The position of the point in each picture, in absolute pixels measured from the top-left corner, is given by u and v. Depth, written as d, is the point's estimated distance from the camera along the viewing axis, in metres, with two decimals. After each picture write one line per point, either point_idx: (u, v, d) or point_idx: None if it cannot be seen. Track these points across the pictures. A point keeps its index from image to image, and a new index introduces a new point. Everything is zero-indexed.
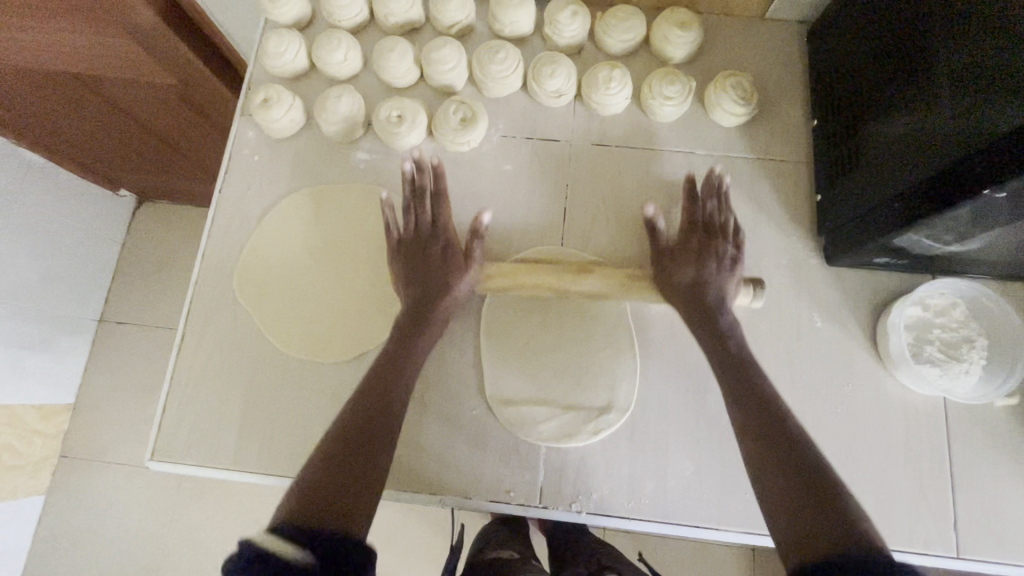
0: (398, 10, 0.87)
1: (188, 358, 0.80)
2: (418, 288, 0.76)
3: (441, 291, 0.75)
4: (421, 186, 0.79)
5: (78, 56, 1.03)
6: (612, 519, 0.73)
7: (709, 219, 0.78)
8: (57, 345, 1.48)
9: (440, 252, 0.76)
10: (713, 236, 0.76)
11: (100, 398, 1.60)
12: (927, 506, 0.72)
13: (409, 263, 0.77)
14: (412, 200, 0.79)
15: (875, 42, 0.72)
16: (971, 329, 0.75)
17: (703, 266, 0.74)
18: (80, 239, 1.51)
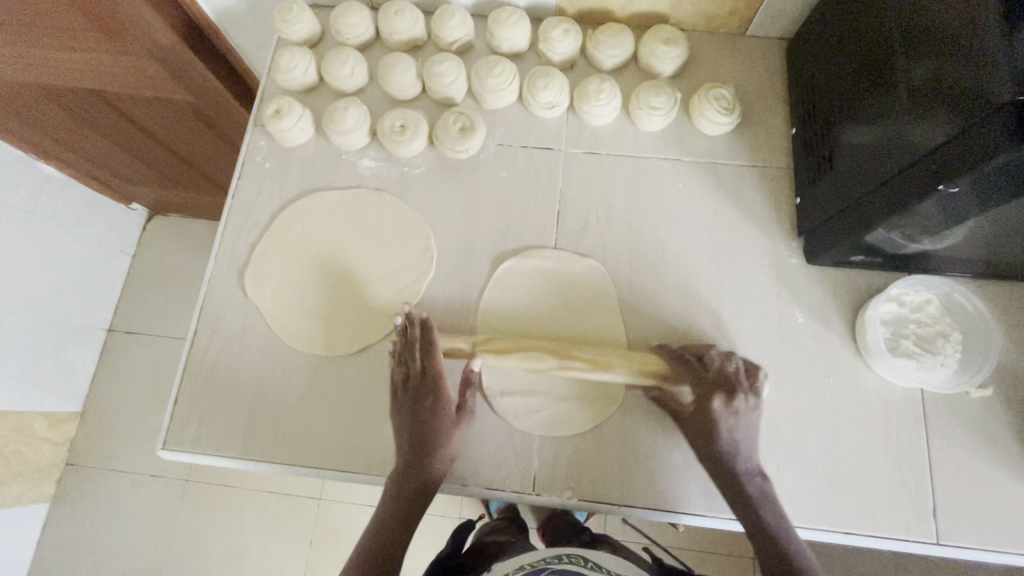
0: (402, 28, 0.94)
1: (199, 352, 0.85)
2: (413, 438, 0.74)
3: (437, 450, 0.74)
4: (413, 338, 0.77)
5: (102, 71, 1.10)
6: (602, 505, 0.76)
7: (717, 372, 0.73)
8: (66, 357, 1.59)
9: (428, 389, 0.76)
10: (723, 392, 0.71)
11: (109, 408, 1.67)
12: (908, 495, 0.75)
13: (405, 409, 0.76)
14: (405, 351, 0.78)
15: (849, 52, 0.77)
16: (945, 324, 0.78)
17: (717, 413, 0.71)
18: (90, 257, 1.63)
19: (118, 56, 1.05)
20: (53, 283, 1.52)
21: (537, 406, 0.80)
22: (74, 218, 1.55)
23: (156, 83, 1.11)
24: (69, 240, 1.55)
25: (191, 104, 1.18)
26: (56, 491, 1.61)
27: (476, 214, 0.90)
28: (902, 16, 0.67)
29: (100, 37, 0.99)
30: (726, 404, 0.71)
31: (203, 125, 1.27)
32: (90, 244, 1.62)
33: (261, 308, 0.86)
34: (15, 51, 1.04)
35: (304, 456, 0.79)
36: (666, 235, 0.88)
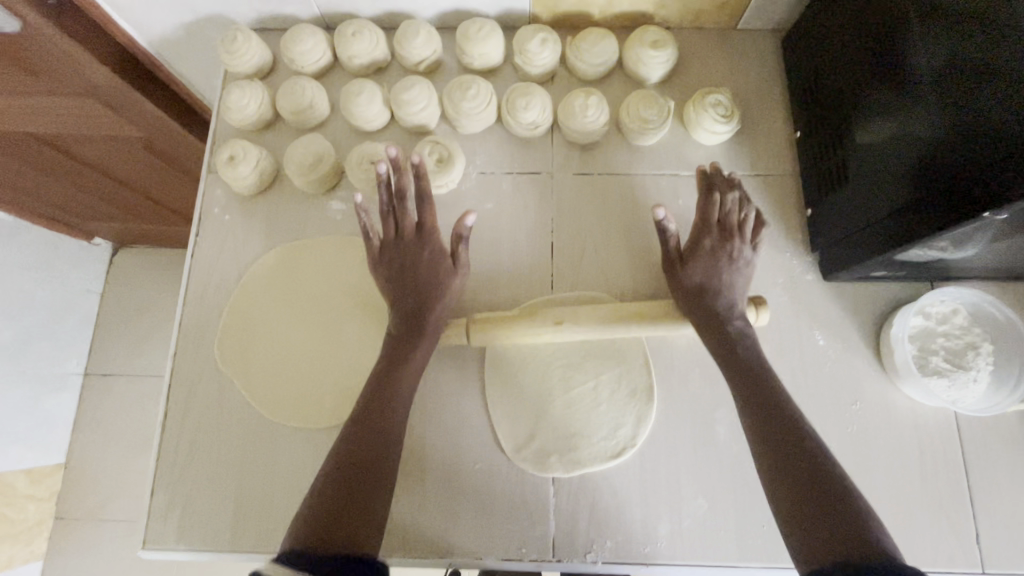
0: (362, 50, 0.84)
1: (173, 436, 0.77)
2: (397, 292, 0.72)
3: (428, 295, 0.71)
4: (400, 187, 0.72)
5: (40, 117, 0.97)
6: (629, 566, 0.70)
7: (400, 221, 0.73)
8: (42, 407, 1.32)
9: (416, 245, 0.73)
10: (408, 230, 0.73)
11: (92, 453, 1.40)
12: (950, 524, 0.70)
13: (394, 269, 0.72)
14: (394, 202, 0.73)
15: (859, 48, 0.70)
16: (976, 335, 0.73)
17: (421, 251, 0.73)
18: (57, 302, 1.36)
19: (53, 97, 0.92)
20: (17, 332, 1.26)
21: (552, 455, 0.74)
22: (31, 260, 1.29)
23: (103, 125, 0.99)
24: (27, 286, 1.28)
25: (145, 147, 1.06)
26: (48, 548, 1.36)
27: (464, 253, 0.82)
28: (916, 25, 0.62)
29: (39, 81, 0.88)
30: (716, 248, 0.71)
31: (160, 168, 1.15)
32: (57, 288, 1.36)
33: (236, 381, 0.78)
34: None
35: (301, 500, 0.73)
36: None
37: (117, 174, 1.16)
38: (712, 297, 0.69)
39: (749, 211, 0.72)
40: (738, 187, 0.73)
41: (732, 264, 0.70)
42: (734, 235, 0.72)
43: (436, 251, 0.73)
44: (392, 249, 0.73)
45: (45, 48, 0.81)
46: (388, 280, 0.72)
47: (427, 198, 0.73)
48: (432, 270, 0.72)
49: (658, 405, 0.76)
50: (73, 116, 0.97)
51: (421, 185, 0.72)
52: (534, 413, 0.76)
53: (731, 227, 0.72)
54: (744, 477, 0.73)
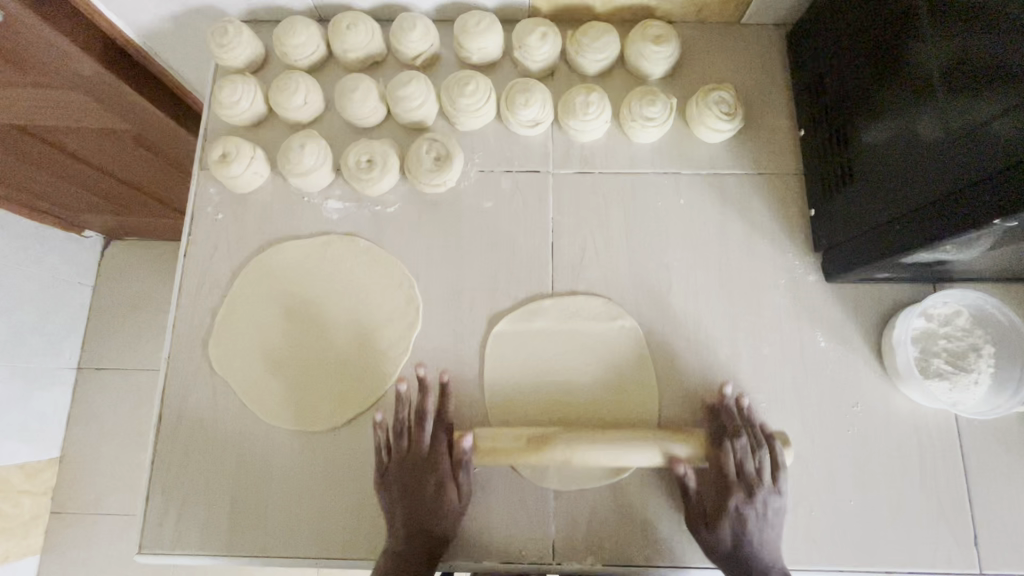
0: (358, 44, 0.82)
1: (167, 440, 0.76)
2: (400, 495, 0.68)
3: (433, 507, 0.67)
4: (421, 408, 0.70)
5: (21, 108, 0.94)
6: (629, 568, 0.70)
7: (410, 450, 0.70)
8: (35, 403, 1.31)
9: (424, 473, 0.68)
10: (416, 462, 0.69)
11: (88, 449, 1.40)
12: (948, 525, 0.70)
13: (399, 484, 0.68)
14: (402, 431, 0.70)
15: (865, 45, 0.69)
16: (977, 337, 0.73)
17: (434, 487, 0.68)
18: (46, 296, 1.34)
19: (36, 89, 0.89)
20: (7, 327, 1.24)
21: None
22: (19, 253, 1.26)
23: (89, 116, 0.96)
24: (17, 281, 1.26)
25: (132, 138, 1.03)
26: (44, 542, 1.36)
27: (462, 254, 0.81)
28: (923, 27, 0.61)
29: (21, 72, 0.85)
30: (743, 508, 0.65)
31: (148, 160, 1.12)
32: (45, 282, 1.33)
33: (232, 385, 0.77)
34: None
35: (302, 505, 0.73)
36: (671, 260, 0.80)
37: (103, 166, 1.13)
38: (745, 557, 0.64)
39: (765, 457, 0.67)
40: (749, 423, 0.69)
41: (763, 519, 0.65)
42: (758, 488, 0.66)
43: (442, 481, 0.68)
44: (399, 467, 0.69)
45: (26, 39, 0.78)
46: (395, 509, 0.68)
47: (444, 416, 0.72)
48: (437, 509, 0.67)
49: (661, 407, 0.75)
50: (58, 107, 0.94)
51: (429, 412, 0.71)
52: (534, 415, 0.75)
53: (753, 479, 0.66)
54: None
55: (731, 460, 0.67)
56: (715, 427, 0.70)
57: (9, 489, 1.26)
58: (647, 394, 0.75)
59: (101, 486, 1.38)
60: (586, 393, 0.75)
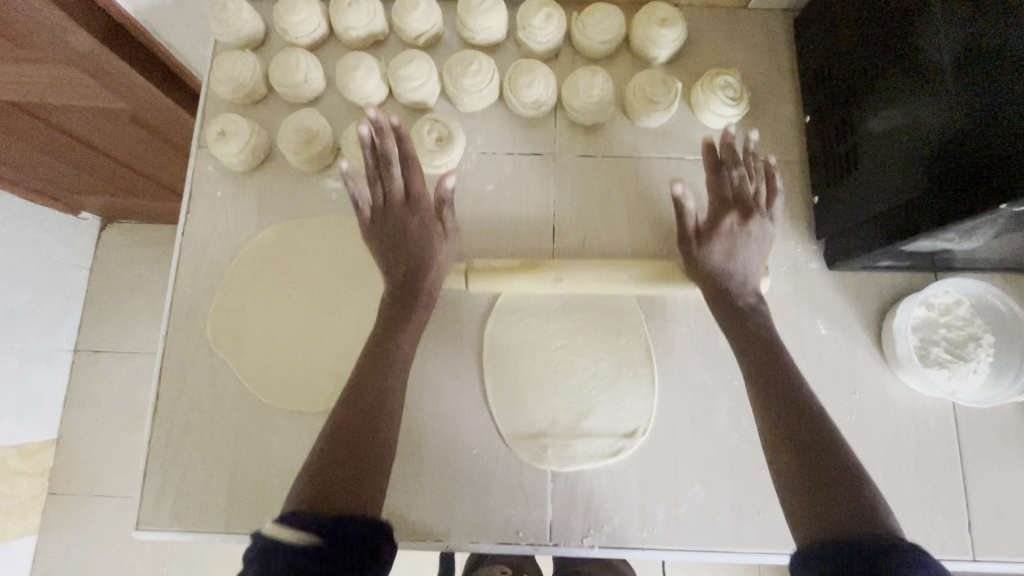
0: (359, 22, 0.81)
1: (165, 419, 0.76)
2: (391, 261, 0.71)
3: (420, 253, 0.71)
4: (383, 149, 0.69)
5: (16, 86, 0.92)
6: (625, 551, 0.70)
7: (385, 194, 0.71)
8: (30, 384, 1.30)
9: (407, 215, 0.71)
10: (392, 189, 0.71)
11: (86, 431, 1.39)
12: (943, 513, 0.71)
13: (380, 226, 0.71)
14: (376, 168, 0.70)
15: (871, 31, 0.69)
16: (977, 326, 0.73)
17: (422, 220, 0.71)
18: (42, 277, 1.33)
19: (31, 65, 0.88)
20: (6, 308, 1.23)
21: (550, 441, 0.73)
22: (16, 234, 1.24)
23: (84, 95, 0.95)
24: (14, 261, 1.24)
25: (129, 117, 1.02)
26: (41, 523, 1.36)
27: (464, 237, 0.80)
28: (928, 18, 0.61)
29: (16, 47, 0.83)
30: (737, 220, 0.70)
31: (144, 140, 1.11)
32: (41, 263, 1.32)
33: (230, 365, 0.77)
34: None
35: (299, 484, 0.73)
36: (673, 245, 0.80)
37: (100, 146, 1.12)
38: (723, 278, 0.69)
39: (760, 184, 0.73)
40: (752, 155, 0.73)
41: (749, 231, 0.70)
42: (753, 210, 0.71)
43: (427, 217, 0.71)
44: (381, 219, 0.72)
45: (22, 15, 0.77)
46: (382, 246, 0.71)
47: (411, 160, 0.70)
48: (421, 236, 0.71)
49: (661, 392, 0.75)
50: (53, 85, 0.92)
51: (405, 150, 0.70)
52: (533, 400, 0.75)
53: (748, 202, 0.72)
54: (742, 464, 0.73)
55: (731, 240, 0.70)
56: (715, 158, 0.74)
57: (7, 469, 1.26)
58: (639, 384, 0.75)
59: (99, 468, 1.38)
60: (537, 252, 0.79)
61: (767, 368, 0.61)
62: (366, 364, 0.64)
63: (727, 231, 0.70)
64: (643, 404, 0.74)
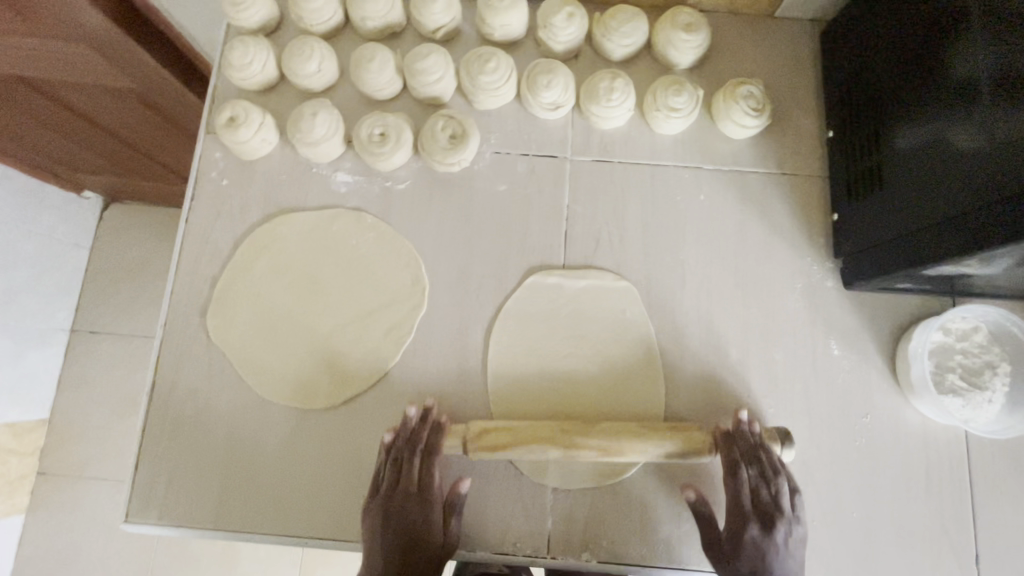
0: (377, 13, 0.79)
1: (159, 409, 0.74)
2: (393, 521, 0.65)
3: (426, 512, 0.65)
4: (416, 440, 0.67)
5: (22, 59, 0.90)
6: (623, 566, 0.69)
7: (408, 486, 0.66)
8: (26, 363, 1.29)
9: (421, 506, 0.65)
10: (416, 505, 0.66)
11: (79, 412, 1.38)
12: (950, 542, 0.69)
13: (393, 504, 0.65)
14: (403, 456, 0.67)
15: (903, 47, 0.67)
16: (993, 355, 0.71)
17: (428, 505, 0.66)
18: (42, 254, 1.31)
19: (38, 40, 0.85)
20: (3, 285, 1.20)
21: None
22: (17, 210, 1.22)
23: (91, 72, 0.92)
24: (15, 237, 1.22)
25: (135, 97, 1.00)
26: (30, 502, 1.34)
27: (473, 238, 0.78)
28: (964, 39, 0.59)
29: (24, 20, 0.81)
30: (760, 534, 0.62)
31: (150, 121, 1.09)
32: (41, 241, 1.30)
33: (228, 356, 0.75)
34: None
35: (294, 480, 0.71)
36: (686, 257, 0.78)
37: (106, 125, 1.10)
38: (761, 574, 0.61)
39: (780, 489, 0.64)
40: (774, 463, 0.66)
41: (781, 545, 0.62)
42: (774, 517, 0.63)
43: (433, 519, 0.66)
44: (394, 501, 0.66)
45: None
46: (386, 542, 0.64)
47: (436, 456, 0.67)
48: (426, 544, 0.64)
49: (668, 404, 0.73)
50: (59, 61, 0.90)
51: (433, 446, 0.67)
52: (539, 407, 0.73)
53: (769, 512, 0.63)
54: None
55: (748, 495, 0.64)
56: (733, 455, 0.65)
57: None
58: (646, 396, 0.73)
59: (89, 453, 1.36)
60: (532, 397, 0.73)
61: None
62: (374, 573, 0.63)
63: (748, 545, 0.62)
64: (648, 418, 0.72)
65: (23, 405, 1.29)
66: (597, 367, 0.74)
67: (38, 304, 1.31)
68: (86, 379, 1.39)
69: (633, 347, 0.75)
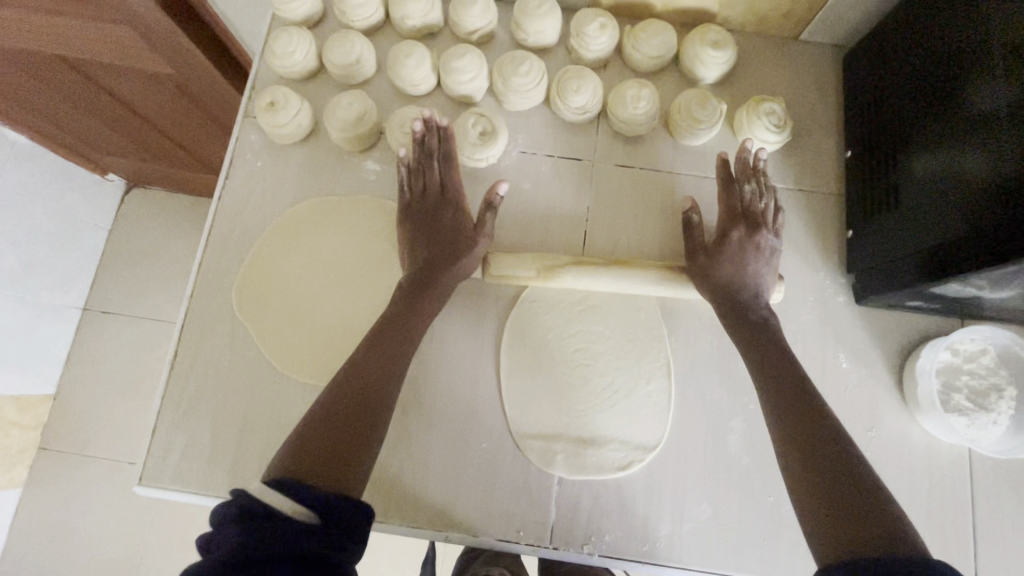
0: (417, 13, 0.82)
1: (180, 379, 0.76)
2: (427, 244, 0.73)
3: (453, 251, 0.72)
4: (430, 147, 0.76)
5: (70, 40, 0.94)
6: (624, 563, 0.70)
7: (429, 186, 0.75)
8: (38, 337, 1.31)
9: (447, 211, 0.74)
10: (432, 179, 0.75)
11: (86, 389, 1.40)
12: (951, 562, 0.70)
13: (421, 219, 0.74)
14: (422, 161, 0.75)
15: (921, 71, 0.69)
16: (1000, 377, 0.73)
17: (456, 216, 0.74)
18: (64, 232, 1.35)
19: (88, 21, 0.88)
20: (21, 256, 1.24)
21: (561, 445, 0.73)
22: (41, 186, 1.27)
23: (134, 54, 0.95)
24: (38, 213, 1.27)
25: (174, 82, 1.03)
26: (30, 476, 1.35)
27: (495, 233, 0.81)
28: (982, 65, 0.61)
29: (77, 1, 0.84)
30: (743, 237, 0.72)
31: (185, 107, 1.12)
32: (64, 218, 1.34)
33: (251, 332, 0.77)
34: None
35: None
36: None
37: (142, 108, 1.13)
38: (740, 289, 0.70)
39: (766, 237, 0.72)
40: (759, 173, 0.75)
41: (757, 250, 0.71)
42: (755, 224, 0.73)
43: (461, 211, 0.74)
44: (420, 207, 0.75)
45: None
46: (417, 236, 0.74)
47: (453, 158, 0.76)
48: (455, 232, 0.73)
49: (676, 406, 0.75)
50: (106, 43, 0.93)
51: (447, 148, 0.76)
52: (550, 399, 0.74)
53: (749, 216, 0.73)
54: (751, 488, 0.72)
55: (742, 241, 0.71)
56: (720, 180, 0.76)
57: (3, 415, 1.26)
58: (655, 396, 0.74)
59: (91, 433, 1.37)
60: (544, 389, 0.75)
61: (777, 369, 0.63)
62: (391, 313, 0.69)
63: (734, 250, 0.71)
64: (657, 419, 0.74)
65: (30, 378, 1.31)
66: (609, 364, 0.76)
67: (56, 280, 1.34)
68: (93, 358, 1.41)
69: (645, 348, 0.76)
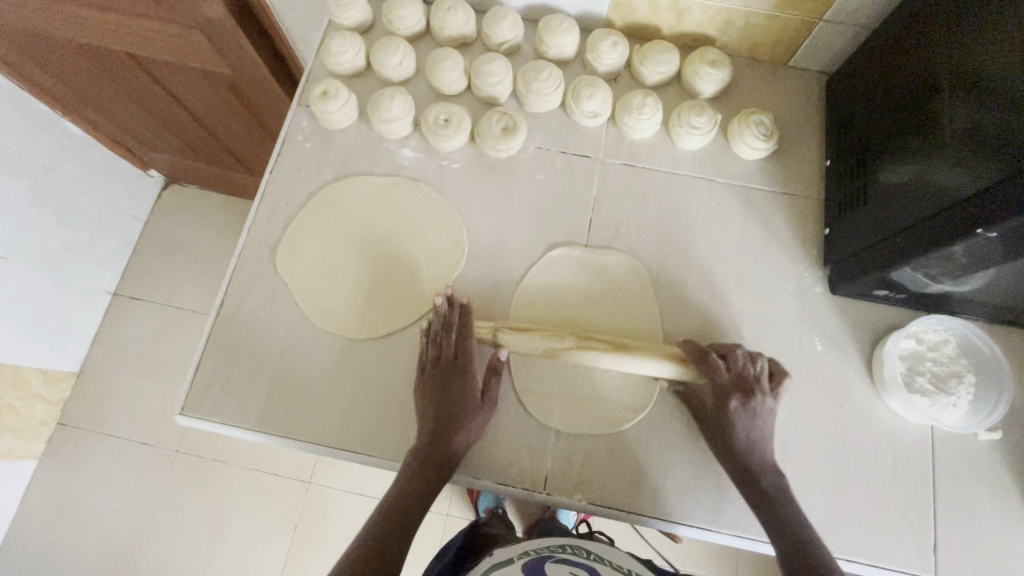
0: (455, 25, 0.95)
1: (224, 324, 0.85)
2: (436, 411, 0.76)
3: (466, 416, 0.77)
4: (450, 321, 0.80)
5: (145, 41, 1.06)
6: (611, 510, 0.77)
7: (443, 355, 0.79)
8: (71, 316, 1.50)
9: (459, 381, 0.78)
10: (445, 354, 0.79)
11: (108, 371, 1.57)
12: (911, 528, 0.76)
13: (435, 387, 0.78)
14: (440, 331, 0.81)
15: (890, 89, 0.79)
16: (960, 365, 0.80)
17: (465, 376, 0.78)
18: (106, 220, 1.54)
19: (166, 25, 1.00)
20: (66, 240, 1.42)
21: (561, 402, 0.81)
22: (91, 176, 1.46)
23: (200, 56, 1.07)
24: (85, 201, 1.46)
25: (231, 81, 1.14)
26: (59, 442, 1.51)
27: (510, 216, 0.91)
28: (942, 74, 0.70)
29: (159, 9, 0.96)
30: (741, 405, 0.73)
31: (237, 105, 1.23)
32: (107, 207, 1.53)
33: (290, 288, 0.87)
34: (63, 11, 1.01)
35: (331, 398, 0.82)
36: (694, 253, 0.89)
37: (197, 105, 1.26)
38: (745, 458, 0.73)
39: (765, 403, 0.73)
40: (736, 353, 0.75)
41: (754, 417, 0.73)
42: (754, 389, 0.73)
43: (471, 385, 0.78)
44: (433, 372, 0.79)
45: None
46: (428, 398, 0.77)
47: (468, 332, 0.80)
48: (467, 401, 0.77)
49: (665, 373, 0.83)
50: (176, 45, 1.05)
51: (464, 324, 0.80)
52: (552, 361, 0.83)
53: (749, 384, 0.73)
54: None
55: (737, 389, 0.73)
56: (698, 354, 0.75)
57: (30, 389, 1.42)
58: None
59: (119, 403, 1.55)
60: (547, 352, 0.84)
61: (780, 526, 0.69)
62: (410, 475, 0.75)
63: (742, 430, 0.73)
64: (648, 382, 0.82)
65: (59, 354, 1.49)
66: (607, 333, 0.85)
67: (92, 264, 1.53)
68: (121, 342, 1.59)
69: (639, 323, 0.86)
